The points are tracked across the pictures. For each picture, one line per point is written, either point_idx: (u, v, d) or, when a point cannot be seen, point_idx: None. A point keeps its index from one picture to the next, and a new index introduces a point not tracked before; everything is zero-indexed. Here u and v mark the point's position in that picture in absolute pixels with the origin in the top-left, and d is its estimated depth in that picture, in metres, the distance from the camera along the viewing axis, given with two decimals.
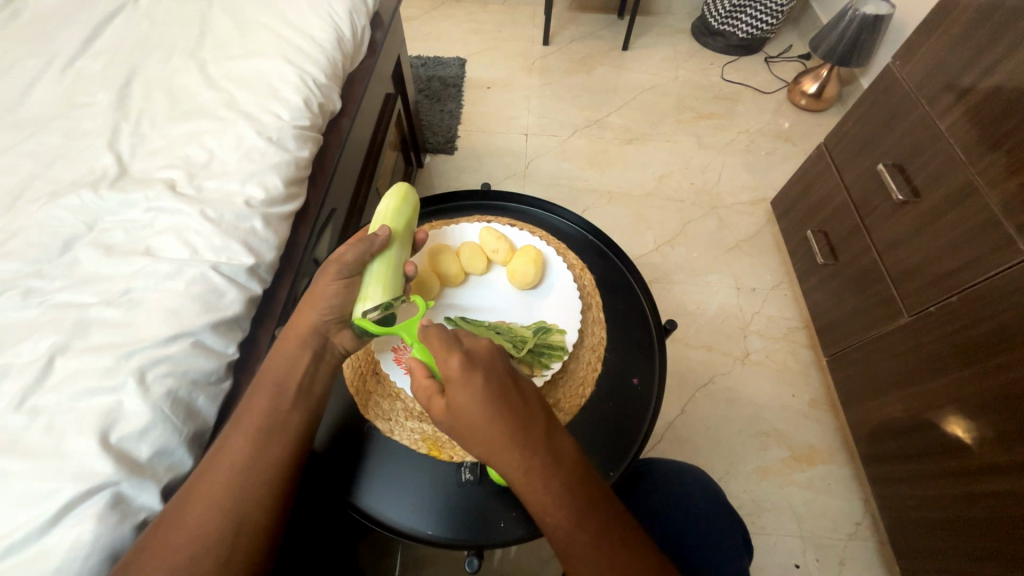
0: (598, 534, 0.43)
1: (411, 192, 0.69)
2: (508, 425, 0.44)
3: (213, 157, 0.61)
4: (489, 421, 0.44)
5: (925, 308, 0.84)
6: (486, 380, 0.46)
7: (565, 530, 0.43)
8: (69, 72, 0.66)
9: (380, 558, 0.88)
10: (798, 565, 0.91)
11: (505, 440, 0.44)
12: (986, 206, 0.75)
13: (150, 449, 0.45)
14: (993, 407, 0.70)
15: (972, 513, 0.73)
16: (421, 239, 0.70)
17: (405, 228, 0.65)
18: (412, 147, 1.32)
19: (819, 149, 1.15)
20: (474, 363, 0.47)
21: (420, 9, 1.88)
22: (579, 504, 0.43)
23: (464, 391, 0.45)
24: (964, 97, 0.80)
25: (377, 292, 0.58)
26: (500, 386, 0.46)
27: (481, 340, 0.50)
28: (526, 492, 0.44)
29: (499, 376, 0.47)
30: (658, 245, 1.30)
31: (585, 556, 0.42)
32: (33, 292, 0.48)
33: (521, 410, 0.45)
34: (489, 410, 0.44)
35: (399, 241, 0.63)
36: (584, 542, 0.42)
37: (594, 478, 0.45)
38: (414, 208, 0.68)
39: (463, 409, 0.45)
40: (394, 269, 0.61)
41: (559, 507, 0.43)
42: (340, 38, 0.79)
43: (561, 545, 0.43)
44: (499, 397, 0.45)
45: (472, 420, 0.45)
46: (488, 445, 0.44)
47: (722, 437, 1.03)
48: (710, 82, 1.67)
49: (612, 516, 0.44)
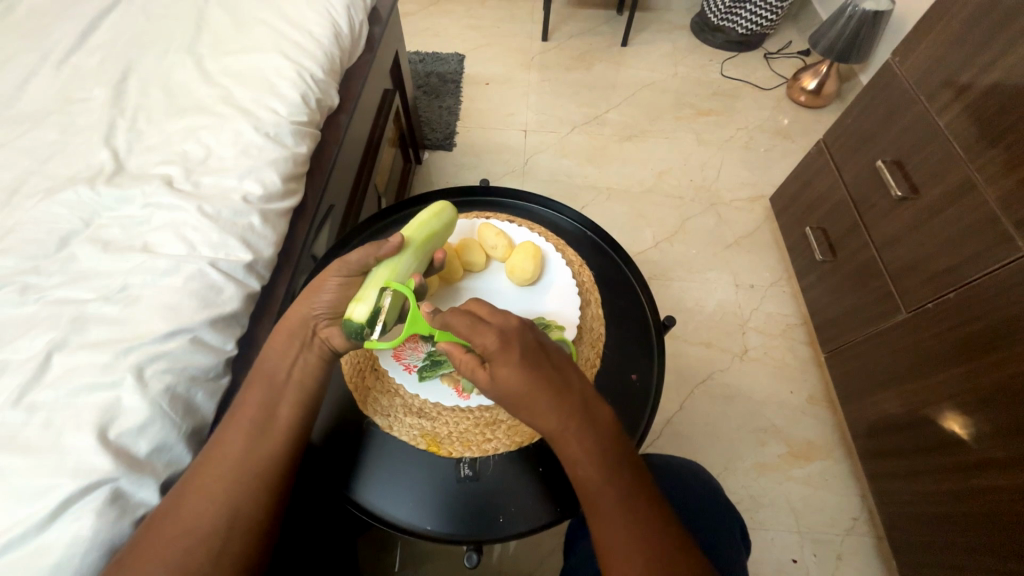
0: (626, 494, 0.47)
1: (450, 216, 0.68)
2: (546, 393, 0.48)
3: (210, 152, 0.61)
4: (529, 391, 0.47)
5: (922, 304, 0.84)
6: (522, 353, 0.48)
7: (596, 489, 0.47)
8: (65, 67, 0.66)
9: (380, 554, 0.88)
10: (796, 560, 0.91)
11: (544, 407, 0.48)
12: (985, 203, 0.75)
13: (148, 445, 0.45)
14: (991, 403, 0.70)
15: (969, 508, 0.73)
16: (441, 261, 0.66)
17: (423, 241, 0.63)
18: (411, 143, 1.32)
19: (818, 145, 1.15)
20: (510, 339, 0.49)
21: (419, 5, 1.87)
22: (610, 467, 0.47)
23: (503, 365, 0.48)
24: (963, 93, 0.80)
25: (372, 294, 0.56)
26: (536, 359, 0.49)
27: (511, 317, 0.51)
28: (563, 452, 0.48)
29: (534, 351, 0.49)
30: (657, 242, 1.30)
31: (613, 514, 0.46)
32: (30, 288, 0.48)
33: (557, 380, 0.49)
34: (528, 381, 0.47)
35: (411, 251, 0.61)
36: (613, 501, 0.46)
37: (622, 444, 0.49)
38: (444, 231, 0.67)
39: (502, 380, 0.48)
40: (396, 277, 0.58)
41: (592, 466, 0.47)
42: (337, 33, 0.78)
43: (590, 501, 0.47)
44: (537, 369, 0.48)
45: (513, 390, 0.48)
46: (528, 411, 0.48)
47: (721, 433, 1.03)
48: (709, 79, 1.67)
49: (638, 479, 0.48)
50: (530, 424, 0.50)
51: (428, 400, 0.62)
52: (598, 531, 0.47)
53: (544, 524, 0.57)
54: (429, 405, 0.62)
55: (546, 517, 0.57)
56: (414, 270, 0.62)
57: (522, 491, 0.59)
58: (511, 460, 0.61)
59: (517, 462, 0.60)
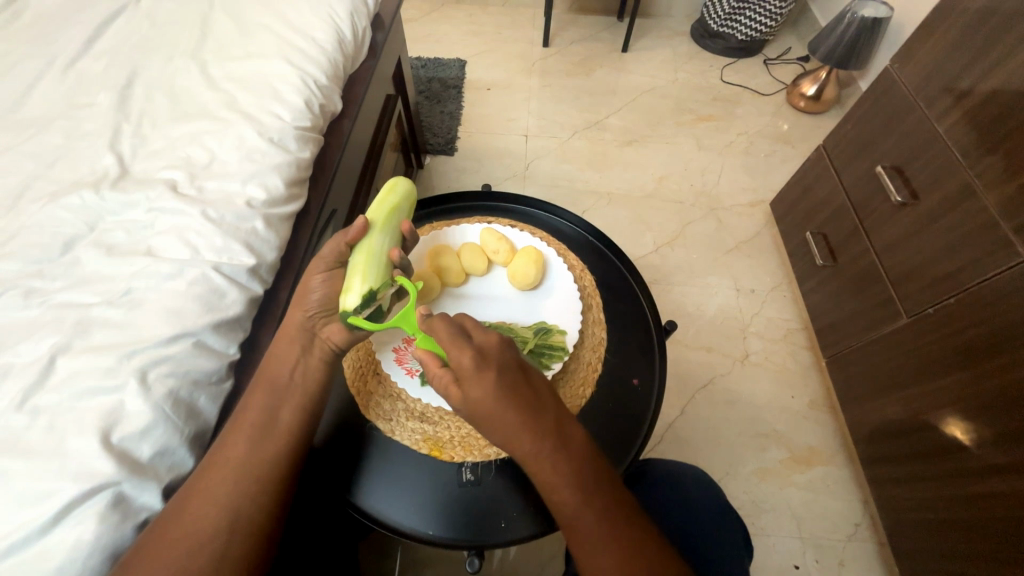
0: (605, 513, 0.46)
1: (405, 187, 0.67)
2: (520, 415, 0.47)
3: (214, 157, 0.61)
4: (502, 412, 0.46)
5: (923, 309, 0.84)
6: (497, 374, 0.47)
7: (573, 509, 0.46)
8: (70, 72, 0.67)
9: (379, 559, 0.88)
10: (797, 566, 0.91)
11: (518, 430, 0.46)
12: (985, 208, 0.75)
13: (151, 448, 0.45)
14: (992, 409, 0.70)
15: (970, 513, 0.73)
16: (411, 231, 0.65)
17: (387, 217, 0.62)
18: (413, 148, 1.33)
19: (818, 151, 1.16)
20: (485, 359, 0.48)
21: (420, 11, 1.89)
22: (587, 487, 0.46)
23: (477, 385, 0.47)
24: (962, 99, 0.81)
25: (357, 281, 0.56)
26: (510, 379, 0.48)
27: (491, 335, 0.51)
28: (537, 474, 0.47)
29: (509, 370, 0.49)
30: (658, 247, 1.30)
31: (590, 532, 0.46)
32: (34, 292, 0.49)
33: (532, 400, 0.48)
34: (499, 402, 0.46)
35: (379, 228, 0.60)
36: (591, 521, 0.46)
37: (600, 461, 0.49)
38: (406, 203, 0.66)
39: (475, 401, 0.47)
40: (375, 257, 0.58)
41: (567, 489, 0.46)
42: (340, 39, 0.79)
43: (568, 521, 0.47)
44: (511, 390, 0.47)
45: (486, 412, 0.47)
46: (501, 433, 0.47)
47: (722, 438, 1.03)
48: (709, 84, 1.68)
49: (615, 495, 0.48)
50: (504, 447, 0.48)
51: (430, 404, 0.62)
52: (577, 548, 0.46)
53: (545, 529, 0.57)
54: (431, 409, 0.62)
55: (547, 522, 0.57)
56: (392, 246, 0.61)
57: (523, 495, 0.59)
58: (512, 465, 0.61)
59: (519, 467, 0.60)
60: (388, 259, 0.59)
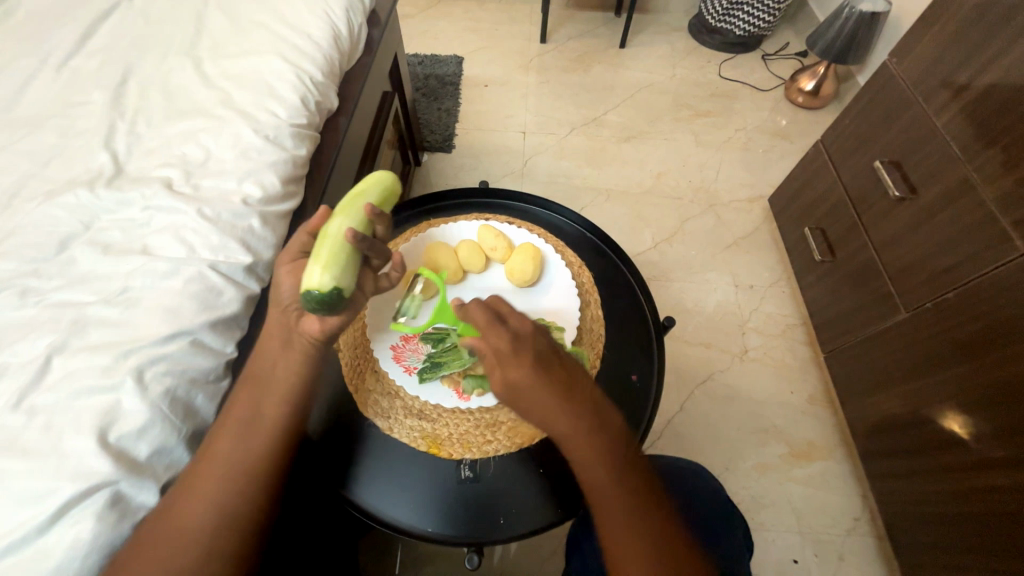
0: (636, 496, 0.48)
1: (383, 177, 0.61)
2: (558, 396, 0.48)
3: (210, 155, 0.61)
4: (540, 393, 0.48)
5: (922, 304, 0.84)
6: (535, 357, 0.49)
7: (605, 491, 0.47)
8: (64, 71, 0.66)
9: (380, 556, 0.87)
10: (796, 560, 0.91)
11: (554, 411, 0.48)
12: (983, 202, 0.75)
13: (148, 447, 0.45)
14: (990, 403, 0.71)
15: (968, 506, 0.73)
16: (379, 211, 0.56)
17: (348, 201, 0.56)
18: (410, 146, 1.32)
19: (816, 146, 1.15)
20: (523, 343, 0.50)
21: (417, 8, 1.88)
22: (620, 470, 0.48)
23: (515, 367, 0.48)
24: (961, 94, 0.80)
25: (308, 266, 0.50)
26: (548, 362, 0.49)
27: (526, 322, 0.52)
28: (572, 456, 0.48)
29: (547, 355, 0.50)
30: (656, 243, 1.30)
31: (619, 516, 0.47)
32: (30, 291, 0.48)
33: (569, 384, 0.49)
34: (538, 383, 0.48)
35: (336, 212, 0.54)
36: (622, 503, 0.47)
37: (632, 447, 0.50)
38: (379, 189, 0.59)
39: (513, 382, 0.48)
40: (327, 239, 0.51)
41: (603, 471, 0.47)
42: (336, 35, 0.78)
43: (598, 504, 0.48)
44: (549, 373, 0.49)
45: (524, 393, 0.48)
46: (537, 413, 0.48)
47: (721, 434, 1.03)
48: (708, 80, 1.67)
49: (645, 483, 0.49)
50: (540, 429, 0.50)
51: (428, 402, 0.62)
52: (605, 533, 0.47)
53: (543, 525, 0.57)
54: (429, 406, 0.62)
55: (546, 518, 0.58)
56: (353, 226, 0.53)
57: (523, 491, 0.59)
58: (511, 460, 0.61)
59: (518, 464, 0.61)
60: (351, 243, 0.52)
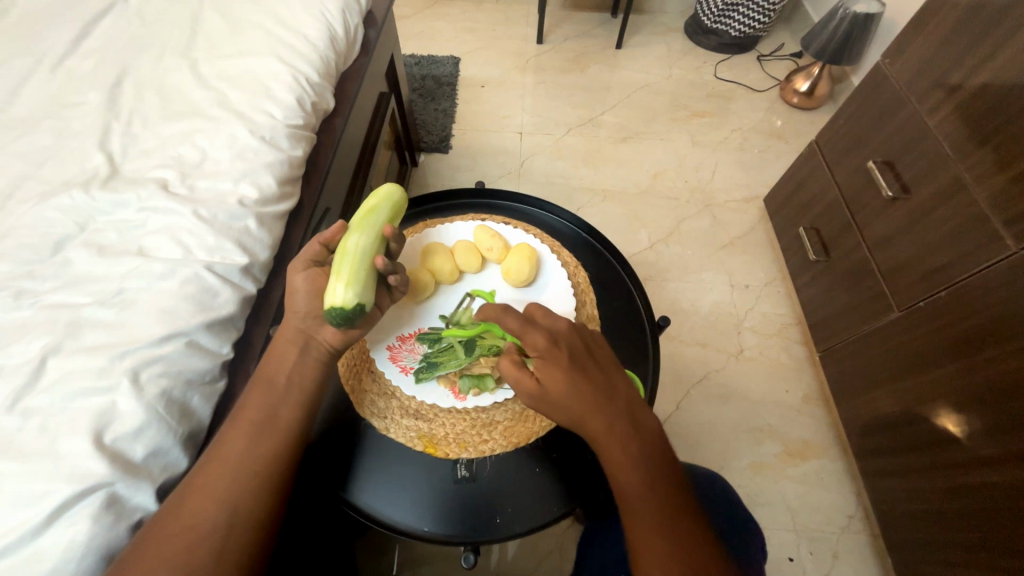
0: (665, 497, 0.48)
1: (393, 190, 0.61)
2: (591, 394, 0.50)
3: (205, 156, 0.61)
4: (574, 392, 0.50)
5: (915, 302, 0.85)
6: (569, 357, 0.51)
7: (635, 490, 0.48)
8: (59, 71, 0.66)
9: (377, 557, 0.87)
10: (792, 558, 0.91)
11: (587, 408, 0.50)
12: (974, 201, 0.76)
13: (144, 449, 0.45)
14: (983, 401, 0.71)
15: (961, 503, 0.74)
16: (395, 233, 0.57)
17: (364, 217, 0.56)
18: (406, 146, 1.32)
19: (810, 147, 1.16)
20: (558, 342, 0.52)
21: (414, 8, 1.88)
22: (649, 470, 0.49)
23: (551, 366, 0.51)
24: (954, 94, 0.81)
25: (331, 283, 0.51)
26: (582, 362, 0.51)
27: (559, 321, 0.54)
28: (605, 454, 0.50)
29: (580, 355, 0.52)
30: (653, 243, 1.31)
31: (649, 518, 0.47)
32: (25, 292, 0.48)
33: (603, 384, 0.51)
34: (574, 381, 0.50)
35: (353, 229, 0.54)
36: (652, 504, 0.47)
37: (663, 450, 0.51)
38: (391, 205, 0.59)
39: (548, 380, 0.51)
40: (349, 256, 0.52)
41: (633, 471, 0.48)
42: (332, 36, 0.78)
43: (628, 503, 0.48)
44: (582, 372, 0.51)
45: (558, 391, 0.50)
46: (569, 411, 0.50)
47: (717, 434, 1.04)
48: (703, 81, 1.68)
49: (675, 486, 0.49)
50: (573, 428, 0.52)
51: (425, 402, 0.62)
52: (633, 534, 0.47)
53: (540, 523, 0.57)
54: (426, 406, 0.62)
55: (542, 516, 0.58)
56: (372, 246, 0.54)
57: (521, 490, 0.59)
58: (509, 460, 0.61)
59: (515, 463, 0.61)
60: (371, 263, 0.53)
